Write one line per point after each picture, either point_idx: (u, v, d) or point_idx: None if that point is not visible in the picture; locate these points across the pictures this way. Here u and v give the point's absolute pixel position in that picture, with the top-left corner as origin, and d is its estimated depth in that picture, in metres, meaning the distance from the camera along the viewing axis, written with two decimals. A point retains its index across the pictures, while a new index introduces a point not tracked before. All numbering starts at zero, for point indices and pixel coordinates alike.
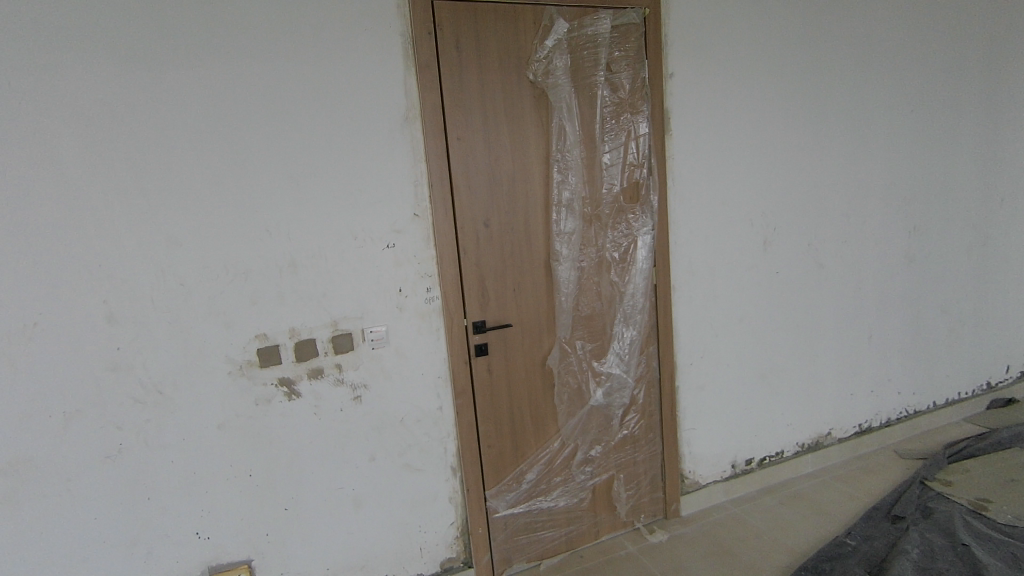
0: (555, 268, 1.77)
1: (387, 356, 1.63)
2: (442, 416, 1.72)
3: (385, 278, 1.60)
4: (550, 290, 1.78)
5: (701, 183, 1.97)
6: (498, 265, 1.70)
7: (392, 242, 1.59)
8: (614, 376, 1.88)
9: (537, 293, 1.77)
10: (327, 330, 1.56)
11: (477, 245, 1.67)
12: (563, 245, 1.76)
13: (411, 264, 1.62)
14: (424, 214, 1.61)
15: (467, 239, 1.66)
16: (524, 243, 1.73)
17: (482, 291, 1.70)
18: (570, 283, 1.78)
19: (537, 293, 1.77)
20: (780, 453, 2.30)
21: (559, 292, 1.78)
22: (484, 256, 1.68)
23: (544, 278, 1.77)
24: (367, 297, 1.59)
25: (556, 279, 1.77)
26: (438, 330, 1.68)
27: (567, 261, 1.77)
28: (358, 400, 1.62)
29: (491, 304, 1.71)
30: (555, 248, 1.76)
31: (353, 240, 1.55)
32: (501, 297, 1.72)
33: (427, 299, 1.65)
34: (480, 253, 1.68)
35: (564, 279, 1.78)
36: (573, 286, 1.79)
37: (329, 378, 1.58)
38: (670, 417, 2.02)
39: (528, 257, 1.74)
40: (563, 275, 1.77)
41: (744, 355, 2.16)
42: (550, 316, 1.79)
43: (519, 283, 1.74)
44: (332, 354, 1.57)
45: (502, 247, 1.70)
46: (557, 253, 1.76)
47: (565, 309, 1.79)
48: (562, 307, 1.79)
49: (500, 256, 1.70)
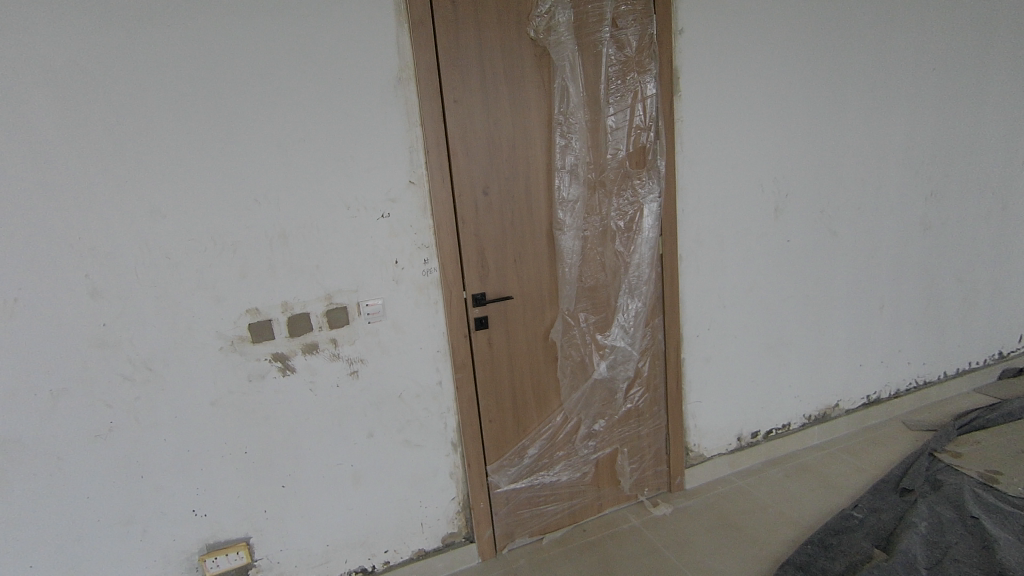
0: (558, 238, 1.69)
1: (384, 329, 1.57)
2: (442, 391, 1.67)
3: (380, 249, 1.53)
4: (552, 260, 1.71)
5: (711, 148, 1.88)
6: (498, 235, 1.63)
7: (387, 211, 1.52)
8: (618, 349, 1.82)
9: (539, 264, 1.70)
10: (321, 303, 1.50)
11: (476, 214, 1.60)
12: (567, 213, 1.68)
13: (408, 235, 1.55)
14: (420, 182, 1.54)
15: (465, 208, 1.58)
16: (525, 211, 1.66)
17: (481, 262, 1.63)
18: (573, 253, 1.71)
19: (538, 264, 1.70)
20: (787, 425, 2.26)
21: (562, 262, 1.71)
22: (484, 225, 1.61)
23: (546, 247, 1.70)
24: (362, 270, 1.52)
25: (559, 249, 1.70)
26: (437, 303, 1.62)
27: (570, 230, 1.69)
28: (355, 375, 1.57)
29: (491, 275, 1.65)
30: (557, 216, 1.68)
31: (346, 209, 1.48)
32: (501, 268, 1.66)
33: (425, 271, 1.59)
34: (479, 222, 1.61)
35: (568, 249, 1.70)
36: (577, 256, 1.72)
37: (325, 353, 1.53)
38: (674, 390, 1.98)
39: (529, 227, 1.67)
40: (566, 244, 1.70)
41: (752, 326, 2.10)
42: (552, 288, 1.73)
43: (520, 253, 1.67)
44: (327, 328, 1.52)
45: (502, 216, 1.63)
46: (559, 221, 1.68)
47: (568, 280, 1.73)
48: (565, 279, 1.72)
49: (501, 225, 1.63)
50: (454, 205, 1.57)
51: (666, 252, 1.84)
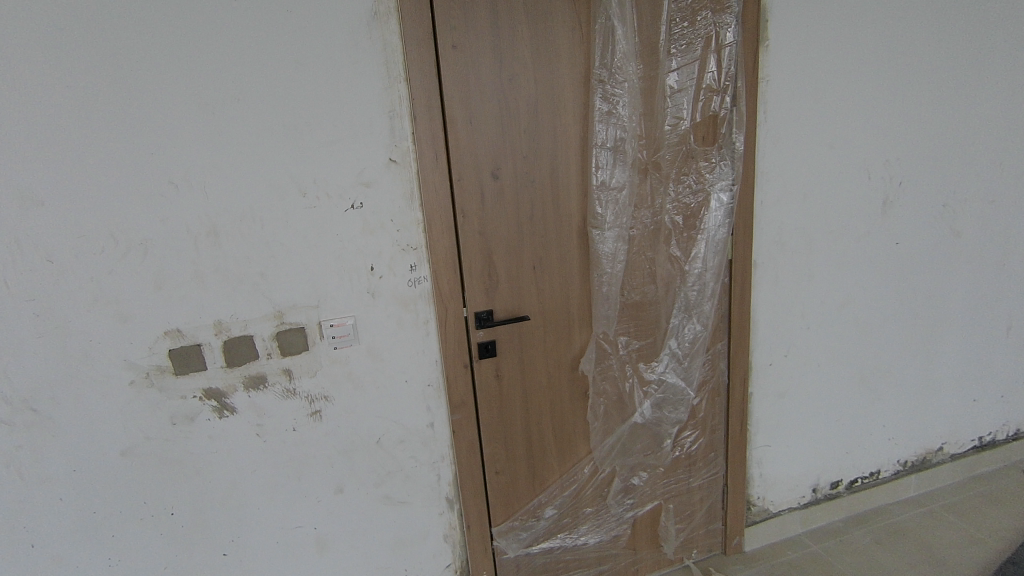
0: (593, 239, 1.26)
1: (355, 357, 1.19)
2: (434, 435, 1.29)
3: (350, 252, 1.13)
4: (585, 268, 1.29)
5: (804, 118, 1.40)
6: (513, 233, 1.21)
7: (359, 201, 1.11)
8: (669, 384, 1.39)
9: (567, 273, 1.28)
10: (268, 324, 1.12)
11: (484, 205, 1.18)
12: (607, 206, 1.24)
13: (388, 233, 1.14)
14: (405, 160, 1.12)
15: (468, 197, 1.17)
16: (550, 202, 1.23)
17: (490, 270, 1.22)
18: (614, 259, 1.28)
19: (566, 273, 1.28)
20: (876, 474, 1.80)
21: (598, 270, 1.28)
22: (493, 221, 1.19)
23: (578, 250, 1.27)
24: (324, 279, 1.13)
25: (594, 253, 1.27)
26: (428, 323, 1.22)
27: (611, 229, 1.26)
28: (317, 417, 1.19)
29: (501, 288, 1.23)
30: (594, 210, 1.24)
31: (302, 197, 1.08)
32: (517, 278, 1.24)
33: (411, 281, 1.18)
34: (487, 216, 1.19)
35: (607, 254, 1.27)
36: (619, 263, 1.28)
37: (275, 388, 1.15)
38: (737, 432, 1.54)
39: (556, 224, 1.24)
40: (605, 248, 1.26)
41: (841, 352, 1.63)
42: (584, 304, 1.31)
43: (542, 259, 1.25)
44: (278, 355, 1.14)
45: (520, 209, 1.21)
46: (596, 216, 1.25)
47: (606, 295, 1.30)
48: (601, 293, 1.29)
49: (516, 221, 1.21)
50: (452, 193, 1.15)
51: (737, 258, 1.38)
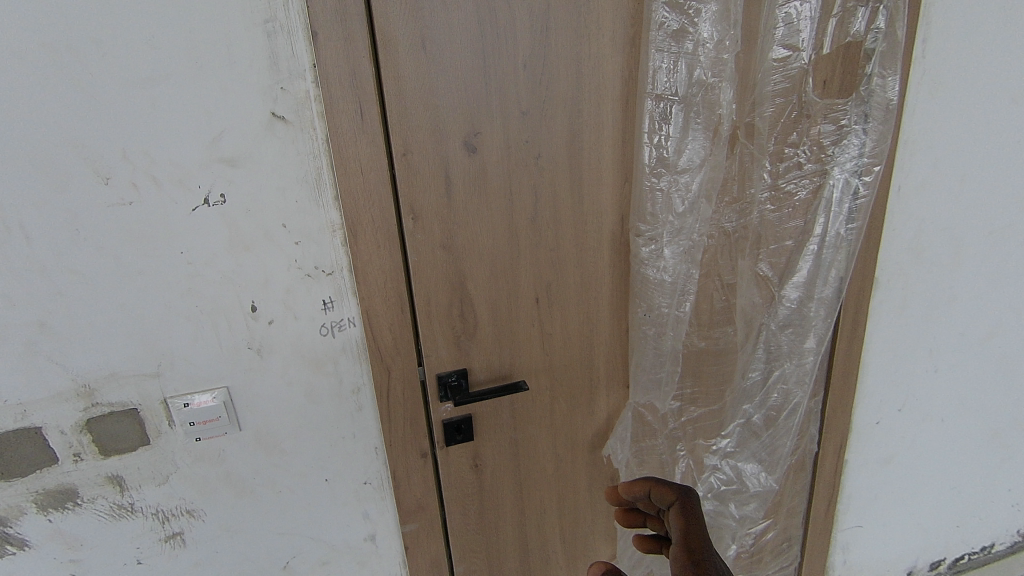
0: (637, 255, 0.76)
1: (237, 452, 0.72)
2: (377, 553, 0.83)
3: (210, 283, 0.64)
4: (618, 296, 0.80)
5: (987, 55, 0.85)
6: (503, 246, 0.72)
7: (218, 193, 0.61)
8: (742, 470, 0.91)
9: (590, 306, 0.79)
10: (69, 407, 0.64)
11: (451, 201, 0.68)
12: (665, 202, 0.72)
13: (278, 250, 0.65)
14: (303, 117, 0.61)
15: (424, 187, 0.66)
16: (567, 194, 0.72)
17: (463, 307, 0.73)
18: (673, 289, 0.76)
19: (589, 307, 0.79)
20: (988, 548, 1.35)
21: (643, 305, 0.78)
22: (469, 226, 0.70)
23: (609, 270, 0.78)
24: (166, 331, 0.64)
25: (637, 276, 0.77)
26: (359, 392, 0.74)
27: (671, 241, 0.74)
28: (178, 543, 0.73)
29: (483, 334, 0.75)
30: (643, 208, 0.73)
31: (102, 186, 0.58)
32: (509, 318, 0.76)
33: (326, 329, 0.69)
34: (458, 219, 0.69)
35: (661, 281, 0.76)
36: (680, 297, 0.77)
37: (97, 506, 0.68)
38: (821, 515, 1.08)
39: (574, 230, 0.74)
40: (657, 270, 0.75)
41: (972, 402, 1.15)
42: (615, 351, 0.83)
43: (550, 287, 0.76)
44: (96, 456, 0.66)
45: (514, 207, 0.70)
46: (644, 218, 0.74)
47: (655, 346, 0.79)
48: (645, 340, 0.79)
49: (508, 227, 0.71)
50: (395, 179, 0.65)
51: (856, 281, 0.88)
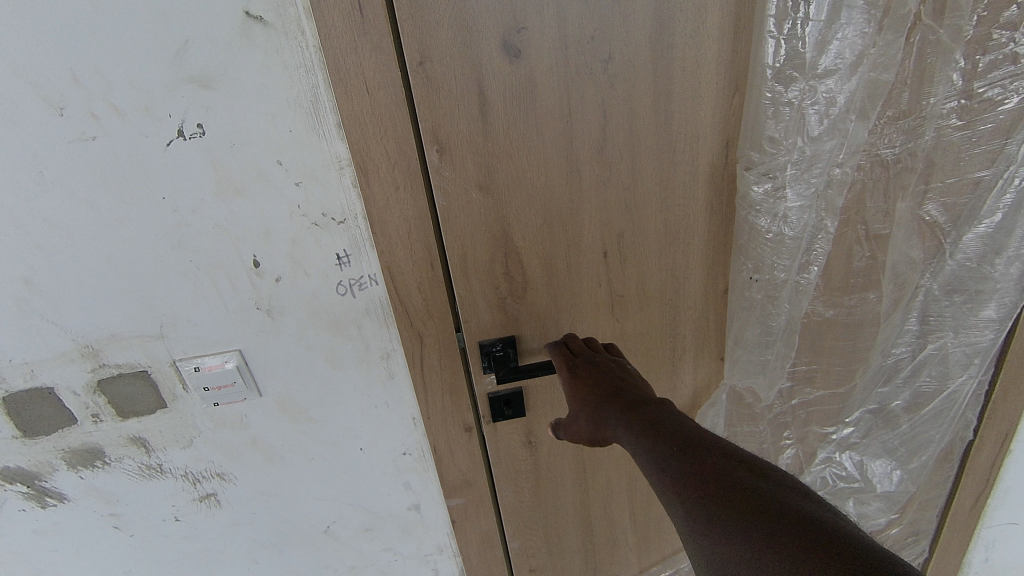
0: (746, 198, 0.56)
1: (261, 418, 0.65)
2: (422, 521, 0.76)
3: (201, 234, 0.53)
4: (716, 251, 0.61)
5: None
6: (559, 186, 0.55)
7: (195, 123, 0.49)
8: (867, 465, 0.74)
9: (675, 263, 0.61)
10: (76, 369, 0.58)
11: (488, 127, 0.51)
12: (791, 124, 0.51)
13: (276, 194, 0.52)
14: (286, 17, 0.45)
15: (452, 109, 0.50)
16: (649, 112, 0.52)
17: (509, 263, 0.58)
18: (794, 243, 0.56)
19: (674, 263, 0.61)
20: None
21: (749, 265, 0.59)
22: (511, 159, 0.53)
23: (704, 216, 0.59)
24: (163, 289, 0.55)
25: (739, 224, 0.58)
26: (388, 358, 0.63)
27: (796, 180, 0.53)
28: (213, 503, 0.70)
29: (534, 295, 0.61)
30: (758, 132, 0.52)
31: (57, 118, 0.47)
32: (568, 276, 0.60)
33: (344, 287, 0.58)
34: (499, 150, 0.52)
35: (776, 235, 0.56)
36: (803, 257, 0.57)
37: (126, 465, 0.65)
38: (966, 512, 0.87)
39: (657, 162, 0.55)
40: (770, 220, 0.55)
41: None
42: (708, 318, 0.65)
43: (620, 236, 0.58)
44: (115, 418, 0.62)
45: (573, 131, 0.52)
46: (758, 146, 0.53)
47: (761, 319, 0.61)
48: (745, 309, 0.62)
49: (566, 160, 0.54)
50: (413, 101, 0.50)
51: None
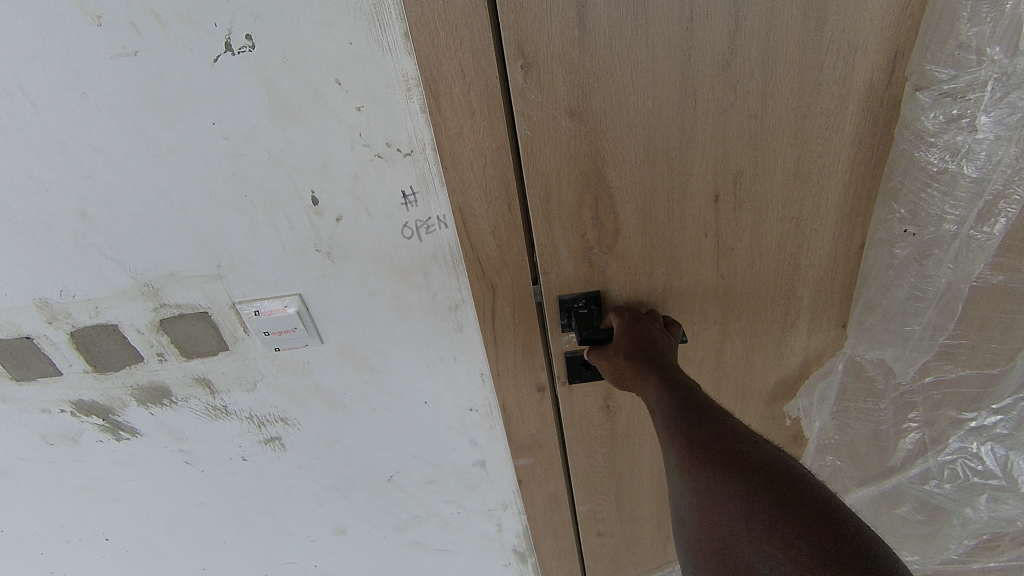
0: (913, 128, 0.46)
1: (323, 365, 0.61)
2: (488, 477, 0.73)
3: (256, 166, 0.48)
4: (859, 195, 0.51)
5: None
6: (670, 114, 0.45)
7: (243, 36, 0.42)
8: (1015, 463, 0.61)
9: (804, 210, 0.52)
10: (138, 308, 0.56)
11: (587, 34, 0.42)
12: (1002, 29, 0.40)
13: (335, 120, 0.46)
14: None
15: (542, 10, 0.41)
16: (797, 13, 0.42)
17: (599, 206, 0.50)
18: (979, 182, 0.47)
19: (800, 207, 0.51)
20: None
21: (903, 214, 0.51)
22: (613, 79, 0.44)
23: (849, 151, 0.49)
24: (219, 226, 0.51)
25: (895, 160, 0.49)
26: (456, 310, 0.57)
27: (992, 105, 0.43)
28: (278, 446, 0.68)
29: (630, 244, 0.53)
30: (945, 36, 0.42)
31: (95, 29, 0.41)
32: (670, 223, 0.51)
33: (409, 229, 0.51)
34: (597, 66, 0.43)
35: (952, 175, 0.47)
36: (985, 203, 0.48)
37: (192, 405, 0.64)
38: None
39: (796, 80, 0.45)
40: (948, 155, 0.46)
41: None
42: (829, 273, 0.56)
43: (738, 175, 0.49)
44: (180, 358, 0.60)
45: (694, 42, 0.42)
46: (946, 60, 0.43)
47: (914, 279, 0.53)
48: (892, 268, 0.54)
49: (681, 81, 0.44)
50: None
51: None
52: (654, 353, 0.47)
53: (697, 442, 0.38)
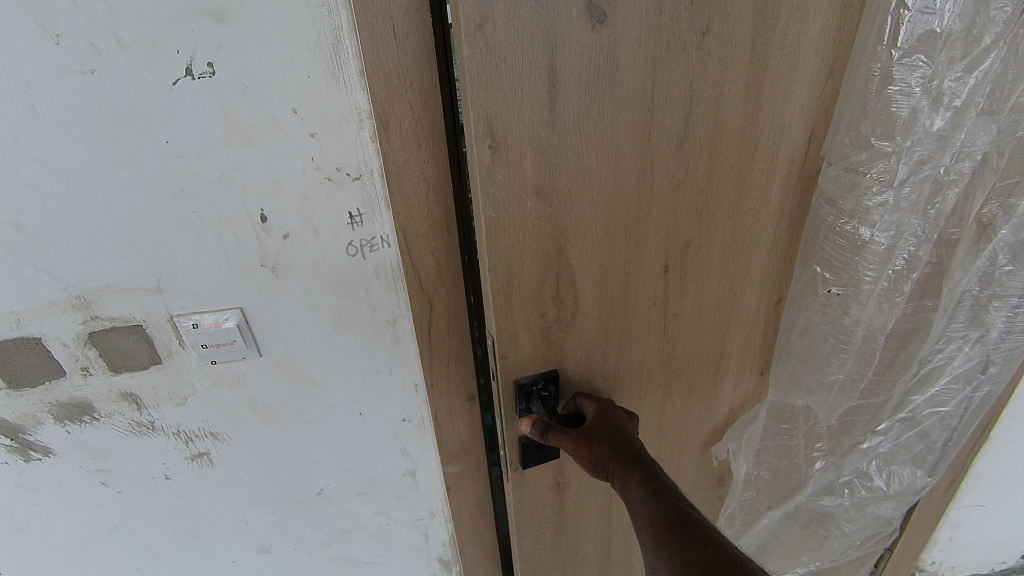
0: (833, 205, 0.60)
1: (260, 379, 0.62)
2: (417, 487, 0.76)
3: (207, 184, 0.50)
4: (780, 258, 0.64)
5: None
6: (629, 188, 0.50)
7: (205, 62, 0.45)
8: (890, 466, 0.79)
9: (736, 273, 0.62)
10: (66, 320, 0.55)
11: (554, 119, 0.45)
12: (906, 127, 0.54)
13: (289, 144, 0.49)
14: None
15: (515, 98, 0.43)
16: (738, 116, 0.52)
17: (560, 284, 0.53)
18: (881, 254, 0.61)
19: (735, 272, 0.62)
20: None
21: (829, 279, 0.64)
22: (580, 168, 0.48)
23: (774, 223, 0.61)
24: (164, 241, 0.52)
25: (815, 226, 0.62)
26: (395, 324, 0.61)
27: (901, 183, 0.57)
28: (205, 462, 0.68)
29: (585, 317, 0.56)
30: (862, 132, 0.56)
31: (52, 46, 0.43)
32: (625, 293, 0.57)
33: (354, 247, 0.55)
34: (564, 150, 0.46)
35: (863, 240, 0.61)
36: (891, 269, 0.62)
37: (116, 421, 0.62)
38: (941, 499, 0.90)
39: (735, 171, 0.55)
40: (863, 225, 0.60)
41: None
42: (757, 324, 0.68)
43: (688, 249, 0.57)
44: (107, 372, 0.59)
45: (653, 137, 0.49)
46: (860, 152, 0.57)
47: (833, 326, 0.67)
48: (813, 321, 0.68)
49: (640, 157, 0.49)
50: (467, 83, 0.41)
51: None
52: (633, 447, 0.54)
53: (675, 533, 0.47)
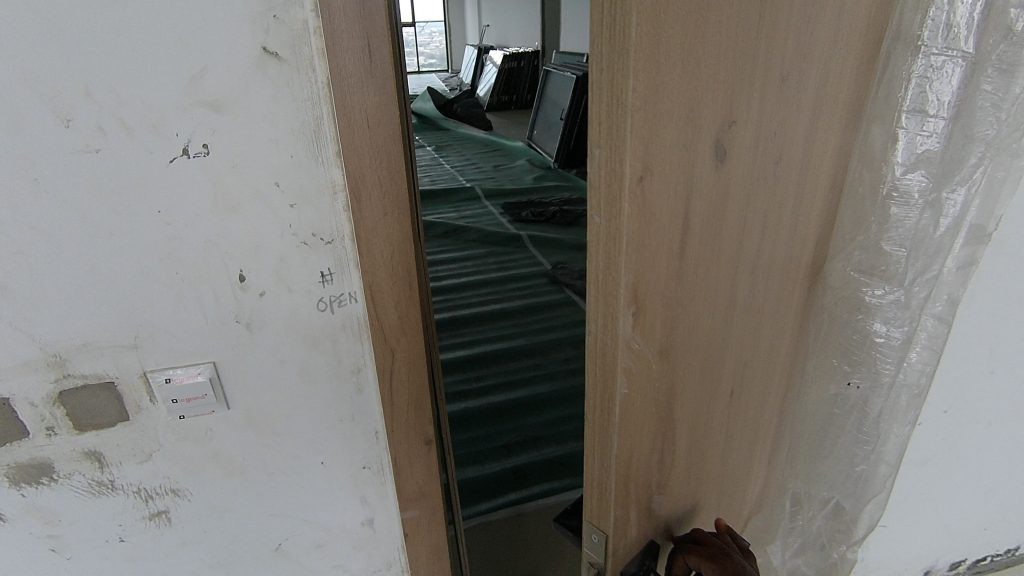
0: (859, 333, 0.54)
1: (227, 432, 0.65)
2: (374, 536, 0.78)
3: (191, 248, 0.56)
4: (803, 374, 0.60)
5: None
6: (719, 326, 0.46)
7: (200, 143, 0.52)
8: None
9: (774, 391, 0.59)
10: (37, 379, 0.57)
11: (679, 278, 0.40)
12: (926, 248, 0.50)
13: (270, 213, 0.56)
14: (300, 55, 0.51)
15: (655, 257, 0.37)
16: (789, 244, 0.48)
17: (664, 444, 0.47)
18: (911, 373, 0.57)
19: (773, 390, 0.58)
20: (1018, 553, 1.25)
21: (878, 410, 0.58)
22: (689, 320, 0.43)
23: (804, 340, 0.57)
24: (145, 301, 0.57)
25: (850, 355, 0.56)
26: (359, 373, 0.67)
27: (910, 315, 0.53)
28: (163, 521, 0.68)
29: (676, 468, 0.50)
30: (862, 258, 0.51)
31: (62, 129, 0.48)
32: (704, 436, 0.51)
33: (324, 303, 0.62)
34: (688, 296, 0.41)
35: (885, 372, 0.56)
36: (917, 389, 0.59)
37: (75, 481, 0.63)
38: None
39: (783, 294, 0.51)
40: (898, 332, 0.53)
41: None
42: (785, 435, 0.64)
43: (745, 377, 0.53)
44: (73, 431, 0.60)
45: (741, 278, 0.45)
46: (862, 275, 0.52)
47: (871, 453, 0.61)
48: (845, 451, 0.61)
49: (730, 298, 0.45)
50: (618, 245, 0.35)
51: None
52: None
53: None
